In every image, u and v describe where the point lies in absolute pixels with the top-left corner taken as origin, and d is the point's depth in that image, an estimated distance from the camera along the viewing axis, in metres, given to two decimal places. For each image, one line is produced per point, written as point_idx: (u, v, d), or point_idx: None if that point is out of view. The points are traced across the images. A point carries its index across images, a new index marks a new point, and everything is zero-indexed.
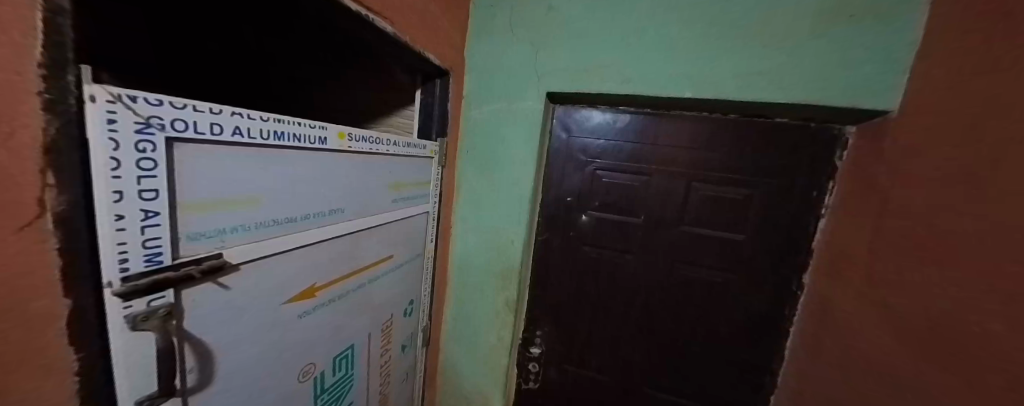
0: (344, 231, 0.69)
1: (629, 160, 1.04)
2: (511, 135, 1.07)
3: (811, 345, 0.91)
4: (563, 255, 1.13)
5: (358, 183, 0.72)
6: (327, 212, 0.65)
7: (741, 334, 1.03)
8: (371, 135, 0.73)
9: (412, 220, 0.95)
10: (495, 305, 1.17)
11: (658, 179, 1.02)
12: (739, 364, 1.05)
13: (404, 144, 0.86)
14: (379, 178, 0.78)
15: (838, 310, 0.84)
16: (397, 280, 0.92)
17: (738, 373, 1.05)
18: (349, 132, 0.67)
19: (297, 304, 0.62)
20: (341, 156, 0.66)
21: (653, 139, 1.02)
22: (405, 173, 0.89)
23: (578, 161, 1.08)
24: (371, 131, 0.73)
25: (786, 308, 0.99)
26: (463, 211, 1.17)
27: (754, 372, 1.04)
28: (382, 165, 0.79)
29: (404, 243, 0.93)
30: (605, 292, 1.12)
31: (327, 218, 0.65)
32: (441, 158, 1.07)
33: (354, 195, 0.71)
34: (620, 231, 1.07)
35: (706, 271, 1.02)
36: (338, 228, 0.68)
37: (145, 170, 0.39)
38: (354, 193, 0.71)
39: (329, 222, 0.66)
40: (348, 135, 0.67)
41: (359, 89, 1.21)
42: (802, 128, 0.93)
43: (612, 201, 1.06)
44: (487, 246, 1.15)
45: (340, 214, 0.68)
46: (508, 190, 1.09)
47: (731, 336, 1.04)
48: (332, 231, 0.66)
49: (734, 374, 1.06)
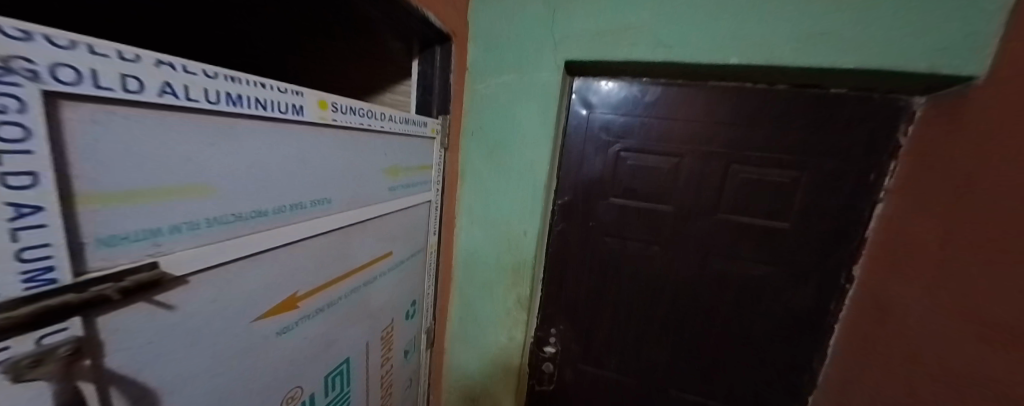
0: (332, 227, 0.56)
1: (657, 140, 0.91)
2: (524, 112, 0.93)
3: (861, 343, 0.82)
4: (581, 248, 1.01)
5: (346, 166, 0.58)
6: (308, 203, 0.51)
7: (780, 332, 0.94)
8: (361, 107, 0.59)
9: (411, 211, 0.82)
10: (506, 303, 1.06)
11: (693, 162, 0.89)
12: (776, 363, 0.96)
13: (400, 121, 0.71)
14: (372, 161, 0.65)
15: (895, 305, 0.75)
16: (396, 281, 0.80)
17: (775, 372, 0.97)
18: (332, 101, 0.53)
19: (274, 320, 0.49)
20: (324, 131, 0.52)
21: (687, 115, 0.88)
22: (403, 155, 0.75)
23: (600, 142, 0.95)
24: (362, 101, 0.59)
25: (832, 302, 0.89)
26: (468, 200, 1.04)
27: (792, 371, 0.95)
28: (376, 145, 0.65)
29: (404, 239, 0.80)
30: (629, 287, 1.01)
31: (309, 210, 0.51)
32: (444, 139, 0.92)
33: (343, 180, 0.57)
34: (646, 220, 0.95)
35: (743, 264, 0.91)
36: (324, 223, 0.54)
37: (6, 141, 0.24)
38: (342, 179, 0.57)
39: (312, 216, 0.52)
40: (332, 105, 0.53)
41: (350, 62, 1.08)
42: (860, 100, 0.81)
43: (638, 187, 0.94)
44: (496, 239, 1.03)
45: (325, 205, 0.54)
46: (521, 175, 0.96)
47: (768, 334, 0.94)
48: (316, 227, 0.53)
49: (769, 373, 0.97)
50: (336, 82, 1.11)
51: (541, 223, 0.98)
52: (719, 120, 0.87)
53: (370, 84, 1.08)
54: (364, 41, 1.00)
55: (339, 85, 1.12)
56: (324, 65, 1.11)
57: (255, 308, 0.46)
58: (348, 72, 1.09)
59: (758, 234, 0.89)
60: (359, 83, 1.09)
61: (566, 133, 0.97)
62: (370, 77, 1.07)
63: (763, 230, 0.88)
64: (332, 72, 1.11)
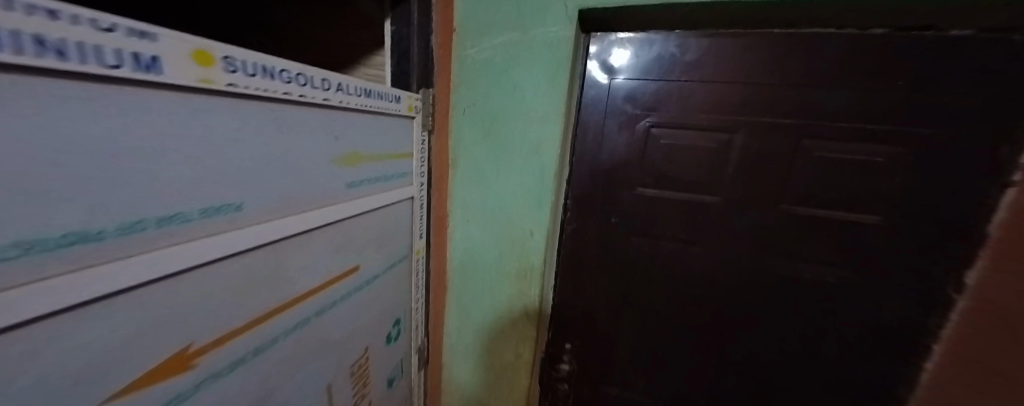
0: (249, 244, 0.39)
1: (701, 110, 0.69)
2: (526, 81, 0.73)
3: (963, 369, 0.63)
4: (600, 249, 0.82)
5: (264, 155, 0.39)
6: (194, 213, 0.34)
7: (857, 351, 0.74)
8: (287, 69, 0.40)
9: (384, 212, 0.64)
10: (511, 315, 0.88)
11: (749, 138, 0.68)
12: (850, 389, 0.76)
13: (357, 92, 0.52)
14: (313, 147, 0.46)
15: (1007, 321, 0.55)
16: (368, 299, 0.63)
17: (846, 399, 0.78)
18: (221, 53, 0.33)
19: (146, 394, 0.32)
20: (221, 102, 0.34)
21: (744, 76, 0.66)
22: (365, 140, 0.56)
23: (624, 116, 0.74)
24: (287, 60, 0.40)
25: (932, 318, 0.68)
26: (462, 193, 0.85)
27: (870, 399, 0.76)
28: (317, 124, 0.46)
29: (374, 248, 0.63)
30: (660, 295, 0.82)
31: (192, 224, 0.34)
32: (426, 119, 0.73)
33: (260, 176, 0.39)
34: (685, 215, 0.74)
35: (811, 268, 0.71)
36: (234, 240, 0.37)
37: None
38: (259, 173, 0.39)
39: (205, 232, 0.35)
40: (222, 60, 0.33)
41: (320, 30, 0.89)
42: (1007, 46, 0.56)
43: (674, 173, 0.73)
44: (498, 240, 0.85)
45: (235, 212, 0.37)
46: (526, 161, 0.77)
47: (840, 353, 0.75)
48: (218, 248, 0.36)
49: (839, 400, 0.78)
50: (304, 55, 0.93)
51: (551, 221, 0.80)
52: (786, 82, 0.65)
53: (342, 55, 0.89)
54: (331, 1, 0.81)
55: (308, 59, 0.94)
56: (291, 36, 0.93)
57: (96, 385, 0.29)
58: (318, 42, 0.91)
59: (832, 229, 0.68)
60: (330, 56, 0.91)
61: (580, 106, 0.76)
62: (342, 48, 0.88)
63: (840, 225, 0.68)
64: (301, 44, 0.93)
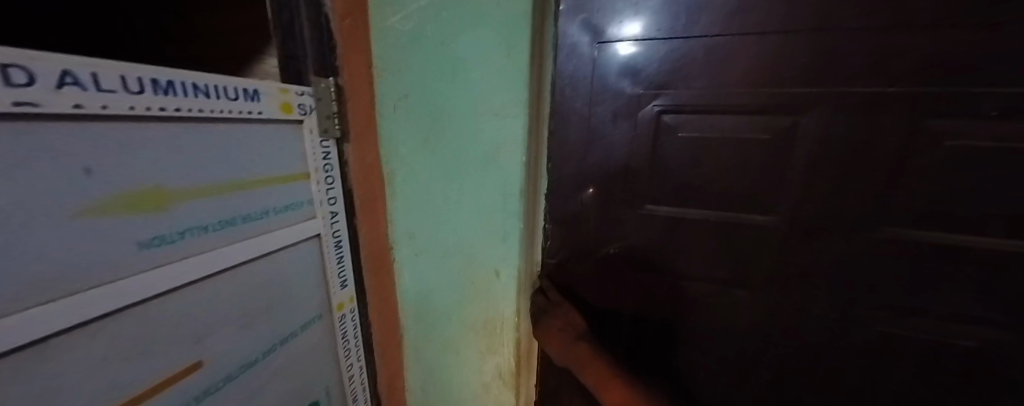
0: None
1: (750, 81, 0.42)
2: (472, 59, 0.50)
3: None
4: (596, 289, 0.59)
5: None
6: None
7: None
8: None
9: (255, 265, 0.43)
10: (483, 377, 0.66)
11: (836, 123, 0.40)
12: None
13: (132, 87, 0.30)
14: (20, 198, 0.24)
15: None
16: (242, 394, 0.43)
17: None
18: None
19: None
20: None
21: (830, 13, 0.37)
22: (176, 165, 0.34)
23: (622, 100, 0.48)
24: None
25: None
26: (404, 217, 0.63)
27: None
28: (12, 152, 0.24)
29: (235, 326, 0.41)
30: (686, 351, 0.57)
31: None
32: (327, 122, 0.50)
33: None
34: (720, 243, 0.49)
35: (963, 337, 0.41)
36: None
37: None
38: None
39: None
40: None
41: (222, 17, 0.68)
42: None
43: (705, 183, 0.47)
44: (454, 281, 0.63)
45: None
46: (482, 173, 0.54)
47: None
48: None
49: None
50: (205, 51, 0.70)
51: (525, 255, 0.57)
52: (948, 11, 0.33)
53: (249, 42, 0.67)
54: None
55: (208, 49, 0.70)
56: (200, 30, 0.70)
57: None
58: (219, 26, 0.68)
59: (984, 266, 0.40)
60: (233, 45, 0.68)
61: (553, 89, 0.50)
62: (249, 35, 0.67)
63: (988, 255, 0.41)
64: (203, 38, 0.70)
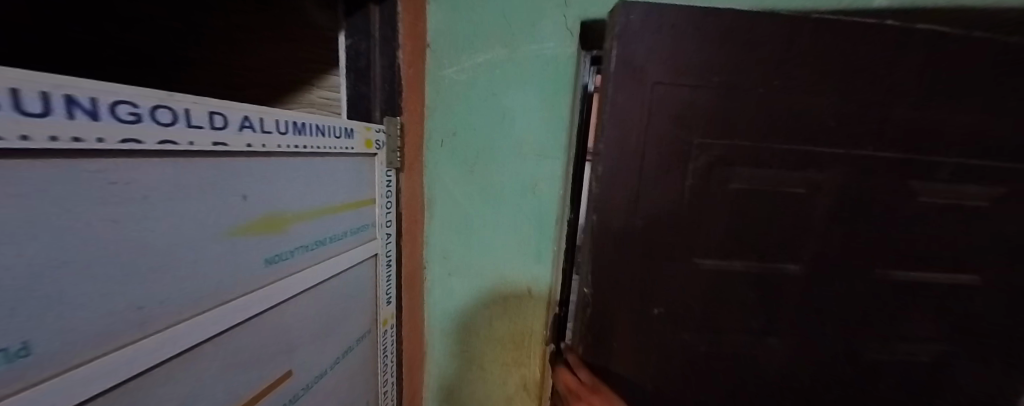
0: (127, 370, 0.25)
1: (783, 139, 0.47)
2: (518, 107, 0.60)
3: None
4: (643, 348, 0.55)
5: (96, 242, 0.23)
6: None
7: None
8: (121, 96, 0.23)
9: (333, 283, 0.48)
10: (507, 390, 0.71)
11: (851, 180, 0.48)
12: None
13: (280, 128, 0.36)
14: (209, 217, 0.31)
15: None
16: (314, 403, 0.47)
17: None
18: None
19: None
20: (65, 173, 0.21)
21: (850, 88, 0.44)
22: (295, 192, 0.40)
23: (672, 147, 0.47)
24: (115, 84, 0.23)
25: None
26: (440, 238, 0.69)
27: None
28: (220, 182, 0.31)
29: (312, 340, 0.45)
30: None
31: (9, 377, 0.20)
32: (392, 155, 0.57)
33: (94, 285, 0.24)
34: (759, 283, 0.52)
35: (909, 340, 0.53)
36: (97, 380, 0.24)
37: None
38: (55, 286, 0.22)
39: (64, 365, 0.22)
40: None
41: (258, 49, 0.68)
42: None
43: (746, 231, 0.50)
44: (484, 299, 0.69)
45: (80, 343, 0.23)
46: (519, 201, 0.63)
47: None
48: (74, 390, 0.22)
49: None
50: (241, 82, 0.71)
51: (554, 274, 0.65)
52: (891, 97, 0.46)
53: (284, 74, 0.68)
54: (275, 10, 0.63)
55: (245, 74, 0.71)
56: (232, 60, 0.70)
57: None
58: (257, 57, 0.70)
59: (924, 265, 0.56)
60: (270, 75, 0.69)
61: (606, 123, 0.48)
62: (286, 65, 0.67)
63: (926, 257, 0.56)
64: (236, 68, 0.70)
